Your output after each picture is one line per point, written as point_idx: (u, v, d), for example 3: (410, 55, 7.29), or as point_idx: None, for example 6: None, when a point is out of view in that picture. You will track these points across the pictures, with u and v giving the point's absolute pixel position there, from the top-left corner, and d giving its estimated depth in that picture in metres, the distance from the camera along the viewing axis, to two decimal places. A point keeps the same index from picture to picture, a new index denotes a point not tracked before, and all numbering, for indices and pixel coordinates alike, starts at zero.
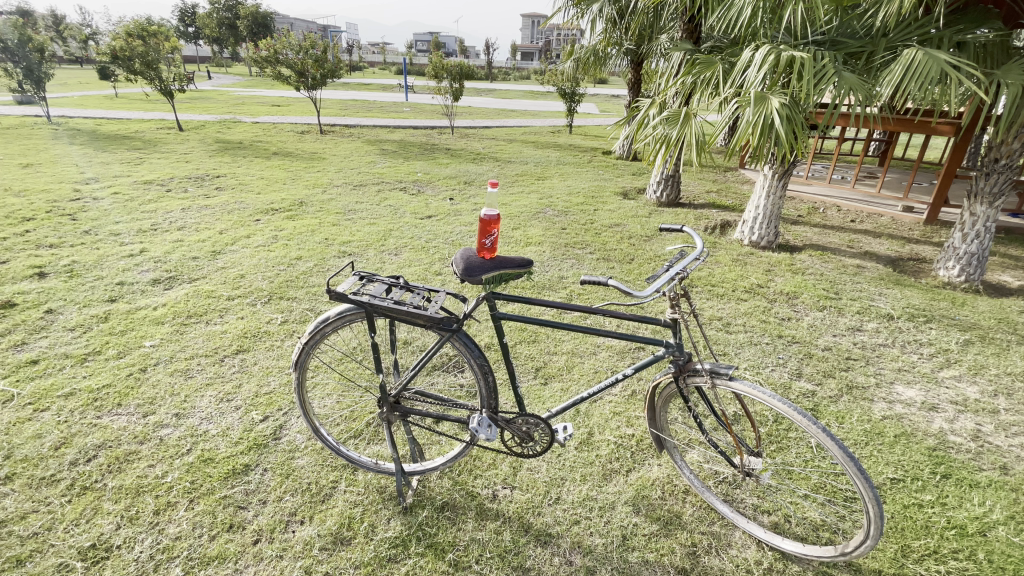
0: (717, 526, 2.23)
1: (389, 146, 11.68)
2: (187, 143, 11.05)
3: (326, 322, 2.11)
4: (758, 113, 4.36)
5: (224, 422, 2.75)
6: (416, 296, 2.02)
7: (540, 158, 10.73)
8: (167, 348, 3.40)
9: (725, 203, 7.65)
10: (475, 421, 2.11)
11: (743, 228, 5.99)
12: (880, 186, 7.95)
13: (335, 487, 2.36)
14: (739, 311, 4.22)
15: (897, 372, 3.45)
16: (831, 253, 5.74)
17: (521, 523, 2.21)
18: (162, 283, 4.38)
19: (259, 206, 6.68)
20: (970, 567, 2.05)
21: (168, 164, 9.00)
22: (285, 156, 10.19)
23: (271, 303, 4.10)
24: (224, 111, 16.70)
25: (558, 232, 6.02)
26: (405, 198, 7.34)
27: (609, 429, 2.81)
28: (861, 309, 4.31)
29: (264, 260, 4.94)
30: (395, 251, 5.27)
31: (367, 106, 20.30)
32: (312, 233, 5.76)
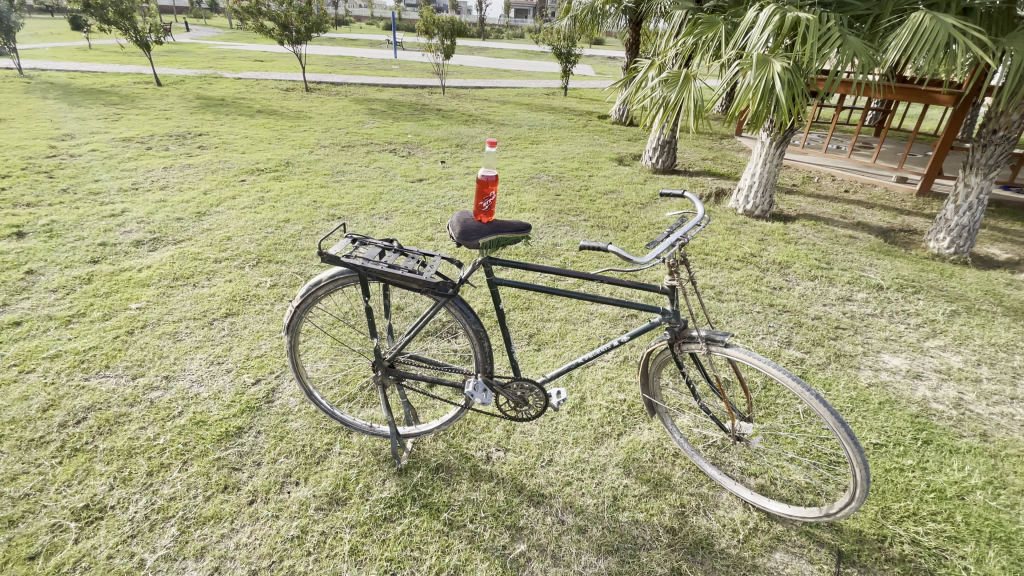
0: (706, 488, 2.29)
1: (378, 106, 11.32)
2: (167, 98, 10.61)
3: (318, 285, 2.06)
4: (759, 77, 4.24)
5: (215, 385, 2.73)
6: (410, 260, 1.97)
7: (534, 121, 10.47)
8: (153, 310, 3.34)
9: (720, 171, 7.58)
10: (470, 386, 2.12)
11: (738, 196, 5.95)
12: (876, 156, 7.90)
13: (329, 449, 2.37)
14: (732, 280, 4.22)
15: (884, 342, 3.51)
16: (825, 223, 5.74)
17: (514, 484, 2.25)
18: (146, 244, 4.27)
19: (244, 166, 6.48)
20: (947, 528, 2.13)
21: (147, 121, 8.64)
22: (270, 114, 9.84)
23: (260, 267, 4.02)
24: (204, 66, 15.98)
25: (552, 197, 5.94)
26: (395, 160, 7.17)
27: (601, 394, 2.84)
28: (851, 279, 4.34)
29: (252, 222, 4.83)
30: (386, 215, 5.17)
31: (356, 63, 19.58)
32: (300, 195, 5.61)
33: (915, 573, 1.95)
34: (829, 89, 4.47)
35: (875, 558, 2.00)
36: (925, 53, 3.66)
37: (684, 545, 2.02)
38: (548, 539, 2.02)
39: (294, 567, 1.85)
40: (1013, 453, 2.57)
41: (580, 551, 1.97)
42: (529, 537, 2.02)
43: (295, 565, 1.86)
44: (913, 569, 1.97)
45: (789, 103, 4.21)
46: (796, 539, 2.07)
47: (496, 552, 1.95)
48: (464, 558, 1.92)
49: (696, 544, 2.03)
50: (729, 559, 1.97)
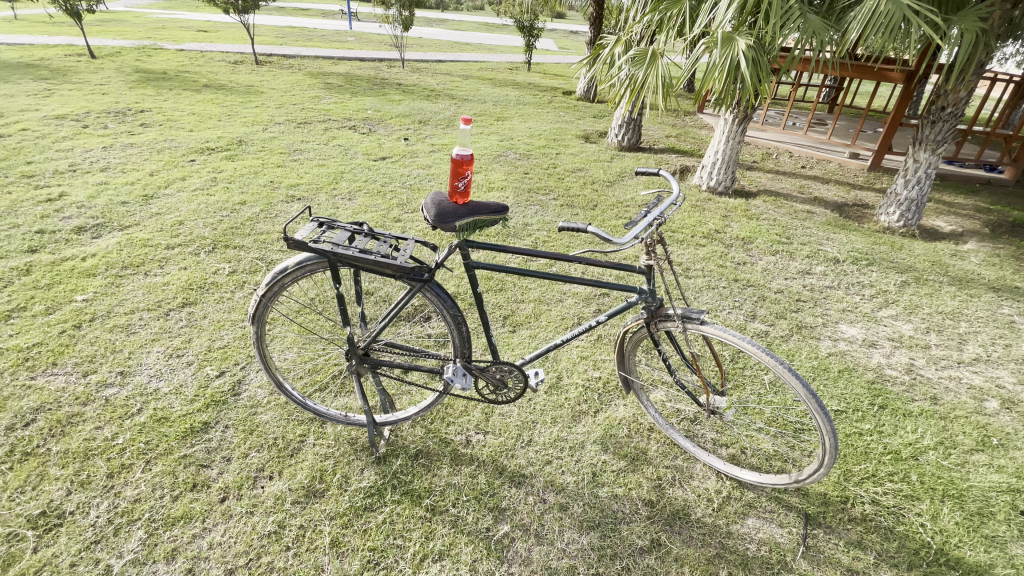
0: (680, 460, 2.35)
1: (335, 79, 10.82)
2: (101, 72, 9.83)
3: (285, 273, 1.95)
4: (724, 55, 4.27)
5: (176, 378, 2.59)
6: (382, 245, 1.90)
7: (498, 97, 10.25)
8: (103, 302, 3.13)
9: (683, 148, 7.67)
10: (450, 370, 2.09)
11: (702, 173, 6.04)
12: (830, 132, 8.16)
13: (303, 441, 2.30)
14: (699, 256, 4.30)
15: (842, 313, 3.67)
16: (784, 198, 5.91)
17: (495, 466, 2.25)
18: (88, 230, 3.97)
19: (193, 145, 6.10)
20: (903, 487, 2.28)
21: (80, 96, 7.98)
22: (218, 89, 9.28)
23: (217, 253, 3.82)
24: (140, 36, 14.84)
25: (520, 176, 5.87)
26: (355, 138, 6.90)
27: (577, 372, 2.86)
28: (811, 253, 4.49)
29: (205, 205, 4.56)
30: (349, 196, 4.99)
31: (308, 34, 18.62)
32: (256, 175, 5.33)
33: (875, 531, 2.08)
34: (791, 67, 4.55)
35: (840, 519, 2.12)
36: (881, 32, 3.76)
37: (663, 517, 2.08)
38: (531, 519, 2.03)
39: (273, 563, 1.80)
40: (961, 415, 2.76)
41: (563, 529, 2.00)
42: (512, 517, 2.03)
43: (274, 561, 1.81)
44: (874, 527, 2.10)
45: (754, 81, 4.26)
46: (767, 504, 2.17)
47: (479, 535, 1.95)
48: (448, 543, 1.91)
49: (674, 515, 2.09)
50: (705, 528, 2.05)
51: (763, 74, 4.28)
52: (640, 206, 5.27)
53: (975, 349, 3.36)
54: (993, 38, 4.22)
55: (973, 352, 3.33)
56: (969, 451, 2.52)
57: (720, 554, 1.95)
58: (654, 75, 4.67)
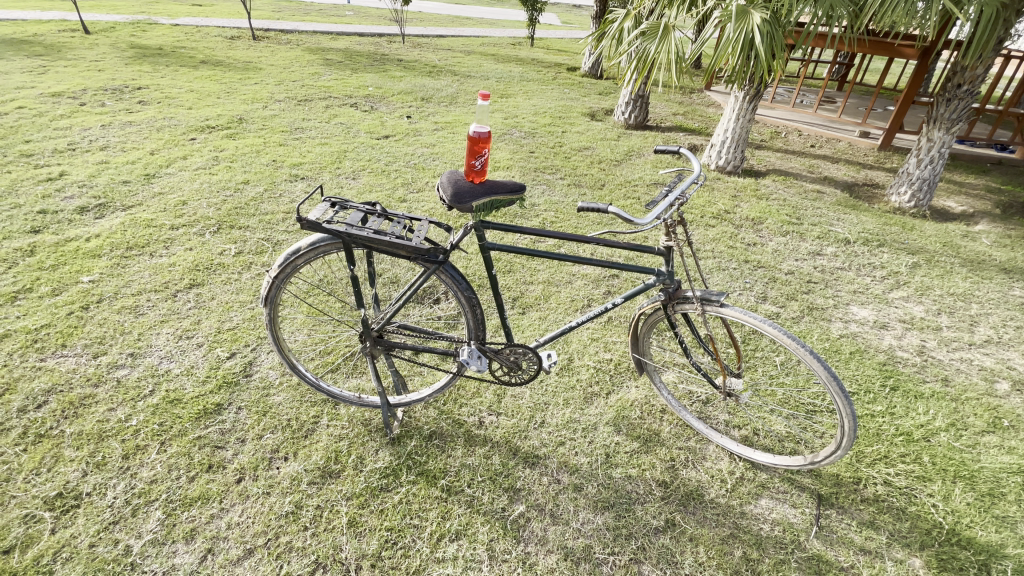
0: (693, 441, 2.35)
1: (334, 55, 10.58)
2: (97, 47, 9.61)
3: (297, 254, 1.90)
4: (739, 30, 4.15)
5: (187, 360, 2.58)
6: (398, 226, 1.86)
7: (502, 73, 10.04)
8: (109, 283, 3.10)
9: (691, 127, 7.54)
10: (465, 353, 2.06)
11: (710, 152, 5.95)
12: (841, 111, 8.01)
13: (316, 422, 2.30)
14: (709, 236, 4.25)
15: (853, 294, 3.64)
16: (794, 178, 5.83)
17: (509, 447, 2.25)
18: (91, 211, 3.92)
19: (193, 123, 6.00)
20: (915, 468, 2.29)
21: (76, 73, 7.81)
22: (216, 65, 9.09)
23: (222, 233, 3.77)
24: (134, 10, 14.45)
25: (526, 155, 5.79)
26: (357, 115, 6.78)
27: (588, 354, 2.85)
28: (821, 234, 4.44)
29: (208, 184, 4.50)
30: (353, 175, 4.92)
31: (305, 8, 18.18)
32: (258, 154, 5.25)
33: (888, 512, 2.09)
34: (805, 43, 4.43)
35: (852, 499, 2.13)
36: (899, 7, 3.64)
37: (677, 497, 2.09)
38: (546, 499, 2.04)
39: (292, 543, 1.82)
40: (972, 396, 2.76)
41: (578, 509, 2.01)
42: (527, 497, 2.04)
43: (293, 540, 1.83)
44: (886, 507, 2.11)
45: (769, 58, 4.14)
46: (780, 485, 2.18)
47: (495, 515, 1.96)
48: (465, 523, 1.92)
49: (687, 496, 2.10)
50: (719, 508, 2.06)
51: (777, 51, 4.17)
52: (648, 186, 5.20)
53: (986, 331, 3.35)
54: (1011, 14, 4.09)
55: (984, 334, 3.31)
56: (980, 432, 2.53)
57: (734, 534, 1.96)
58: (666, 50, 4.54)
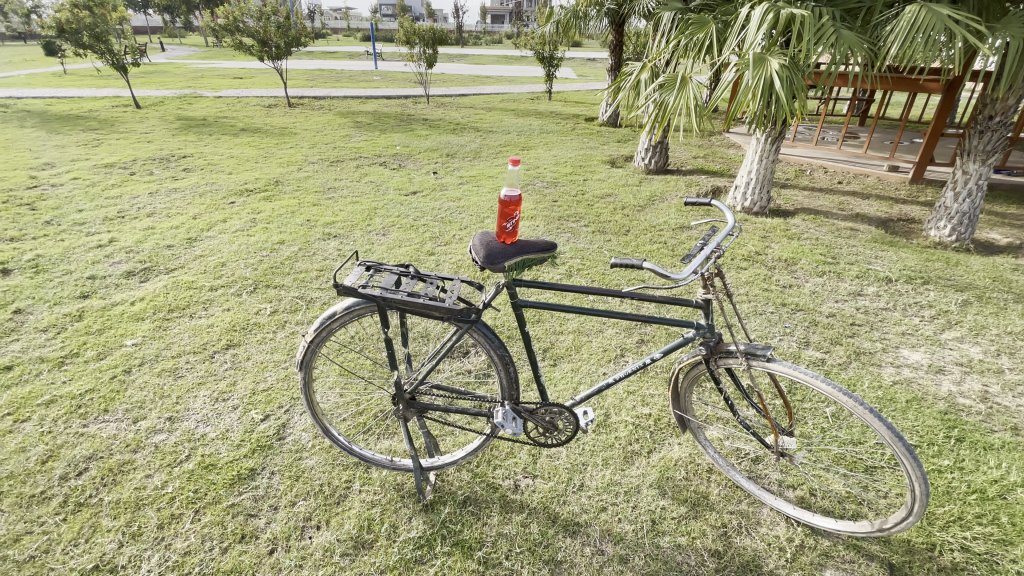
0: (745, 504, 2.20)
1: (363, 118, 11.18)
2: (147, 121, 10.39)
3: (333, 318, 1.91)
4: (758, 76, 4.20)
5: (222, 423, 2.59)
6: (431, 286, 1.86)
7: (522, 127, 10.40)
8: (151, 346, 3.19)
9: (713, 169, 7.57)
10: (500, 415, 1.99)
11: (735, 194, 5.93)
12: (867, 147, 7.94)
13: (349, 487, 2.25)
14: (742, 279, 4.16)
15: (901, 336, 3.46)
16: (824, 215, 5.72)
17: (547, 514, 2.15)
18: (137, 275, 4.11)
19: (233, 187, 6.33)
20: (994, 531, 2.07)
21: (128, 145, 8.43)
22: (254, 132, 9.70)
23: (258, 293, 3.88)
24: (181, 85, 15.70)
25: (550, 204, 5.87)
26: (386, 173, 7.06)
27: (625, 409, 2.74)
28: (859, 273, 4.29)
29: (246, 245, 4.69)
30: (383, 231, 5.05)
31: (336, 76, 19.44)
32: (293, 214, 5.47)
33: None
34: (825, 84, 4.44)
35: (928, 569, 1.93)
36: (920, 46, 3.65)
37: (732, 569, 1.93)
38: (590, 572, 1.92)
39: None
40: None
41: None
42: (570, 571, 1.92)
43: None
44: None
45: (790, 100, 4.17)
46: (845, 554, 1.99)
47: None
48: None
49: (744, 568, 1.94)
50: None
51: (798, 93, 4.21)
52: (674, 230, 5.16)
53: None
54: None
55: None
56: None
57: None
58: (685, 98, 4.61)
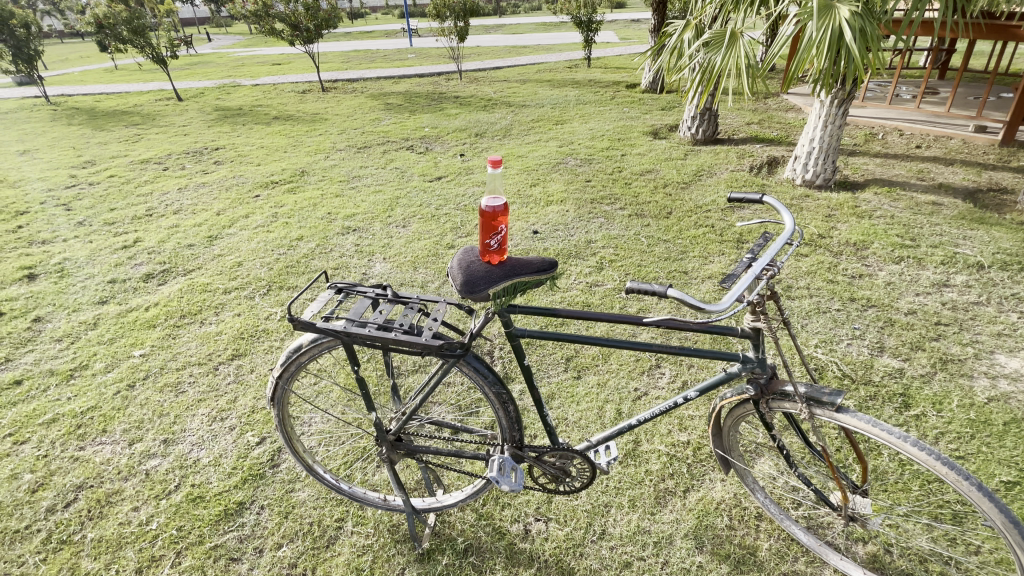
0: (802, 564, 1.80)
1: (394, 99, 10.90)
2: (186, 113, 10.55)
3: (299, 351, 1.65)
4: (823, 27, 3.55)
5: (216, 447, 2.43)
6: (408, 315, 1.54)
7: (557, 99, 9.79)
8: (157, 357, 3.09)
9: (768, 137, 6.80)
10: (495, 468, 1.62)
11: (794, 165, 5.24)
12: (950, 103, 6.83)
13: (340, 528, 2.02)
14: (801, 269, 3.61)
15: (998, 339, 2.84)
16: (900, 187, 4.95)
17: (559, 569, 1.85)
18: (155, 277, 4.05)
19: (259, 180, 6.24)
20: None
21: (166, 139, 8.56)
22: (287, 120, 9.64)
23: (270, 295, 3.73)
24: (223, 75, 15.94)
25: (582, 185, 5.41)
26: (412, 158, 6.77)
27: (658, 435, 2.37)
28: (945, 258, 3.61)
29: (263, 243, 4.55)
30: (403, 223, 4.79)
31: (372, 56, 19.21)
32: (314, 207, 5.29)
33: None
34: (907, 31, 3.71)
35: None
36: None
37: None
38: None
39: None
40: None
41: None
42: None
43: None
44: None
45: (863, 54, 3.50)
46: None
47: None
48: None
49: None
50: None
51: (873, 45, 3.52)
52: (722, 211, 4.60)
53: None
54: None
55: None
56: None
57: None
58: (734, 58, 4.00)
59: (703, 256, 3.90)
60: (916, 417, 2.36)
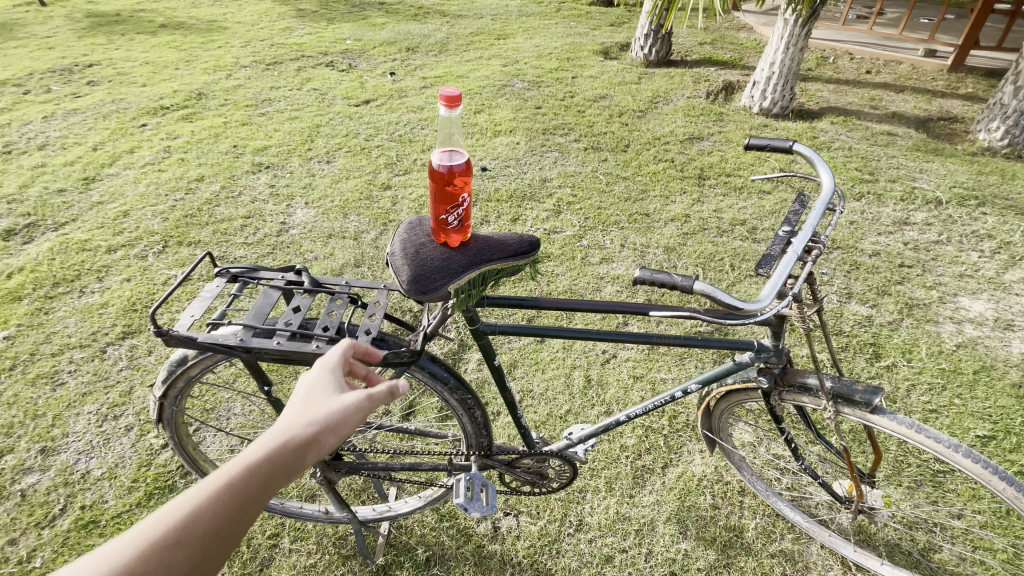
0: (788, 542, 1.72)
1: (307, 4, 9.37)
2: (42, 16, 8.56)
3: (189, 362, 1.25)
4: None
5: (112, 454, 1.99)
6: (333, 313, 1.16)
7: (497, 8, 8.78)
8: (24, 340, 2.48)
9: (722, 59, 6.43)
10: (462, 494, 1.35)
11: (752, 91, 4.95)
12: (902, 26, 6.74)
13: (275, 546, 1.71)
14: (765, 208, 3.44)
15: (958, 281, 2.84)
16: (855, 117, 4.83)
17: (536, 571, 1.66)
18: (15, 234, 3.26)
19: (145, 104, 5.17)
20: None
21: (18, 50, 6.91)
22: (175, 27, 8.05)
23: (170, 254, 3.10)
24: None
25: (532, 112, 4.88)
26: (334, 77, 5.85)
27: (631, 405, 2.18)
28: (902, 194, 3.56)
29: (156, 185, 3.77)
30: (329, 158, 4.12)
31: None
32: (216, 139, 4.45)
33: None
34: None
35: None
36: None
37: None
38: None
39: None
40: None
41: None
42: None
43: None
44: None
45: None
46: None
47: None
48: None
49: None
50: None
51: None
52: (681, 143, 4.30)
53: None
54: None
55: None
56: None
57: None
58: None
59: (665, 194, 3.62)
60: (887, 367, 2.32)
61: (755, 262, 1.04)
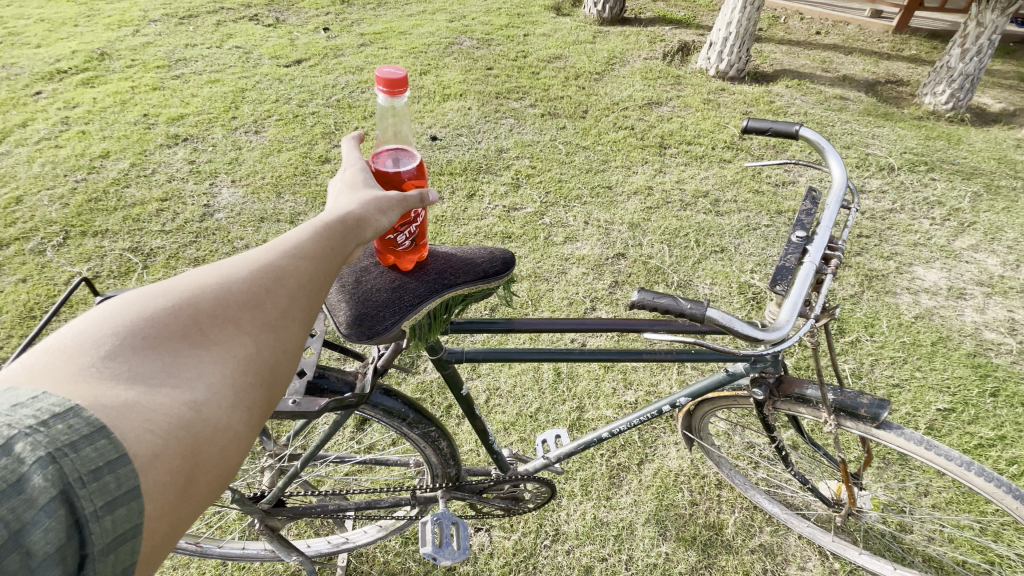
0: (768, 535, 1.68)
1: None
2: None
3: None
4: None
5: None
6: None
7: None
8: None
9: (676, 17, 6.21)
10: (430, 544, 1.26)
11: (709, 53, 4.80)
12: None
13: None
14: (727, 178, 3.35)
15: (914, 249, 2.87)
16: (809, 80, 4.80)
17: None
18: None
19: (31, 65, 4.43)
20: None
21: None
22: None
23: (72, 247, 2.67)
24: None
25: (483, 74, 4.54)
26: (259, 33, 5.22)
27: (603, 397, 2.07)
28: (858, 161, 3.56)
29: (49, 164, 3.24)
30: (257, 128, 3.67)
31: None
32: (122, 106, 3.87)
33: None
34: None
35: None
36: None
37: None
38: None
39: None
40: None
41: None
42: None
43: None
44: None
45: None
46: None
47: None
48: None
49: None
50: None
51: None
52: (640, 109, 4.12)
53: None
54: None
55: None
56: None
57: None
58: None
59: (627, 165, 3.46)
60: (852, 343, 2.32)
61: (772, 278, 0.99)
